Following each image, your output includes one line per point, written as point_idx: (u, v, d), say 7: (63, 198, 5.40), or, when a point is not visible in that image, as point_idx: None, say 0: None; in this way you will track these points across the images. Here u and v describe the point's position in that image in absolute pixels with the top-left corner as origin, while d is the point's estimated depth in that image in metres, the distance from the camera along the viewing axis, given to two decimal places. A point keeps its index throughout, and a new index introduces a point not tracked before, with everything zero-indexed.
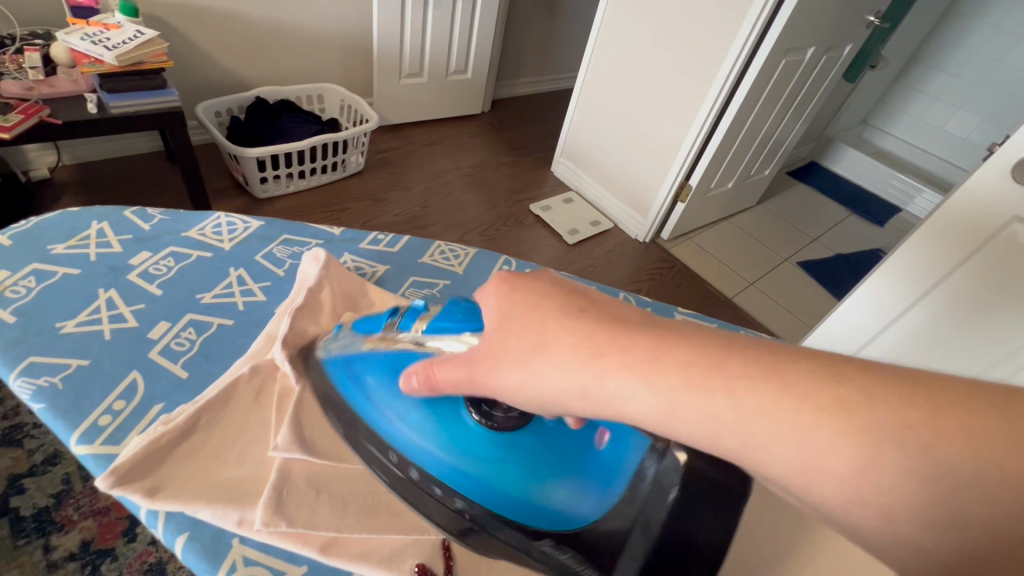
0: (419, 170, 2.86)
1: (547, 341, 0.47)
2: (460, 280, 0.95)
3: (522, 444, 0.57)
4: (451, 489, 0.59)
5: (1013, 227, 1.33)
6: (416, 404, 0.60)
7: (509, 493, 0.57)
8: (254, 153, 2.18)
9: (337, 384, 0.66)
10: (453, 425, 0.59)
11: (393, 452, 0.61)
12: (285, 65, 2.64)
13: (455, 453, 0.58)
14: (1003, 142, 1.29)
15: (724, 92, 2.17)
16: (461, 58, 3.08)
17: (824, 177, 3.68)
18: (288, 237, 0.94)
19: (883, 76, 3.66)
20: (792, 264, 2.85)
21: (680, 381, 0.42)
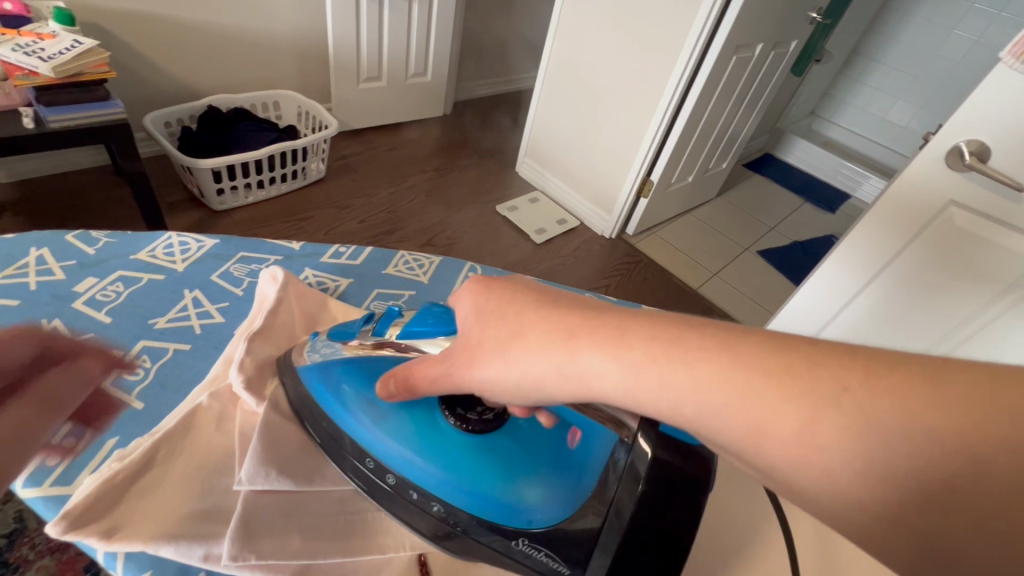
0: (382, 175, 2.82)
1: (524, 329, 0.45)
2: (426, 290, 0.94)
3: (496, 446, 0.60)
4: (429, 494, 0.60)
5: (950, 209, 1.41)
6: (395, 410, 0.64)
7: (482, 497, 0.57)
8: (208, 164, 2.10)
9: (314, 394, 0.69)
10: (430, 431, 0.62)
11: (370, 459, 0.64)
12: (237, 72, 2.56)
13: (430, 453, 0.61)
14: (938, 133, 1.36)
15: (680, 88, 2.22)
16: (420, 61, 3.06)
17: (778, 167, 3.82)
18: (245, 255, 0.92)
19: (828, 69, 3.83)
20: (752, 253, 2.95)
21: (643, 351, 0.40)
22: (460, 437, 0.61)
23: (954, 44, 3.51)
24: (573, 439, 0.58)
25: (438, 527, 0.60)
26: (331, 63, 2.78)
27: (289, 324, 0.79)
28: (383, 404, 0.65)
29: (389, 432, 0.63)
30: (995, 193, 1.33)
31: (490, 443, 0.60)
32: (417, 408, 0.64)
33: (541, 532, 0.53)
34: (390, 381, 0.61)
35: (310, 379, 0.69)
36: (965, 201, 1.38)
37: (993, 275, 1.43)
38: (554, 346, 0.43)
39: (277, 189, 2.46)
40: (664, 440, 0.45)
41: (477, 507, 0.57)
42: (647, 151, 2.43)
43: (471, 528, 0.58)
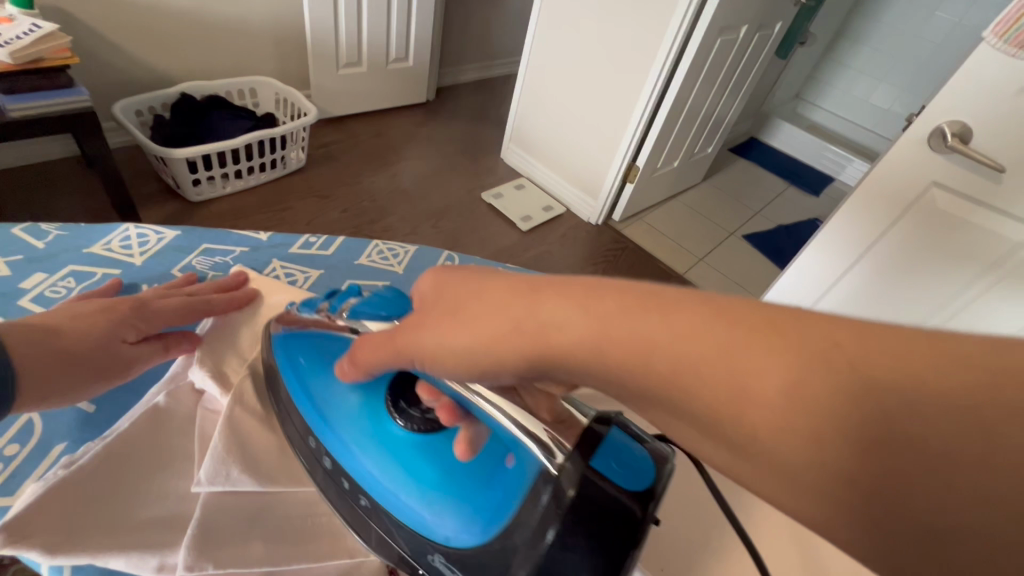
0: (363, 163, 2.76)
1: (485, 288, 0.44)
2: (400, 280, 0.91)
3: (436, 447, 0.57)
4: (358, 486, 0.59)
5: (932, 191, 1.41)
6: (349, 393, 0.64)
7: (403, 499, 0.56)
8: (181, 154, 2.03)
9: (279, 361, 0.69)
10: (376, 422, 0.61)
11: (313, 439, 0.64)
12: (209, 58, 2.47)
13: (368, 446, 0.60)
14: (921, 114, 1.35)
15: (665, 71, 2.19)
16: (400, 45, 2.98)
17: (763, 151, 3.82)
18: (208, 247, 0.88)
19: (813, 52, 3.82)
20: (738, 237, 2.96)
21: (615, 302, 0.38)
22: (402, 432, 0.60)
23: (936, 26, 3.51)
24: (508, 461, 0.51)
25: (361, 523, 0.59)
26: (308, 48, 2.70)
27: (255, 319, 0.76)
28: (340, 385, 0.65)
29: (338, 414, 0.63)
30: (977, 174, 1.33)
31: (426, 446, 0.58)
32: (368, 397, 0.63)
33: (453, 550, 0.51)
34: (346, 360, 0.60)
35: (278, 345, 0.70)
36: (948, 182, 1.37)
37: (972, 256, 1.44)
38: (514, 301, 0.41)
39: (254, 178, 2.40)
40: (592, 472, 0.43)
41: (397, 510, 0.56)
42: (632, 136, 2.41)
43: (389, 530, 0.57)
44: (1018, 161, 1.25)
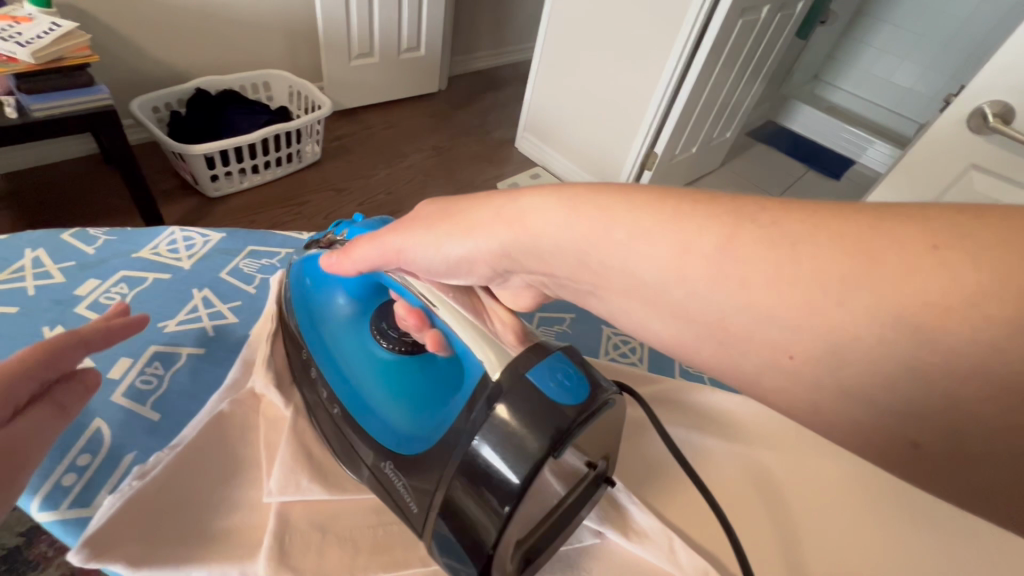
0: (379, 155, 2.74)
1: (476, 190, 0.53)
2: None
3: (409, 372, 0.65)
4: (335, 396, 0.65)
5: (969, 173, 1.36)
6: (348, 316, 0.72)
7: (374, 406, 0.62)
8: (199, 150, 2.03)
9: (291, 282, 0.75)
10: (361, 345, 0.69)
11: (305, 352, 0.70)
12: (223, 52, 2.46)
13: (351, 365, 0.67)
14: (959, 93, 1.30)
15: (684, 55, 2.13)
16: (413, 34, 2.94)
17: (780, 135, 3.74)
18: (253, 249, 0.88)
19: (832, 30, 3.71)
20: None
21: (587, 196, 0.45)
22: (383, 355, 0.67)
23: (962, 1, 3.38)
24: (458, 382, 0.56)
25: (330, 432, 0.64)
26: (320, 40, 2.68)
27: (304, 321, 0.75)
28: (341, 309, 0.73)
29: (330, 335, 0.70)
30: (1018, 155, 1.28)
31: (400, 369, 0.65)
32: (362, 326, 0.71)
33: (402, 452, 0.56)
34: (335, 256, 0.66)
35: (291, 270, 0.76)
36: (986, 163, 1.33)
37: None
38: (499, 194, 0.50)
39: (273, 172, 2.40)
40: (526, 379, 0.48)
41: (364, 415, 0.62)
42: (651, 122, 2.36)
43: (351, 435, 0.61)
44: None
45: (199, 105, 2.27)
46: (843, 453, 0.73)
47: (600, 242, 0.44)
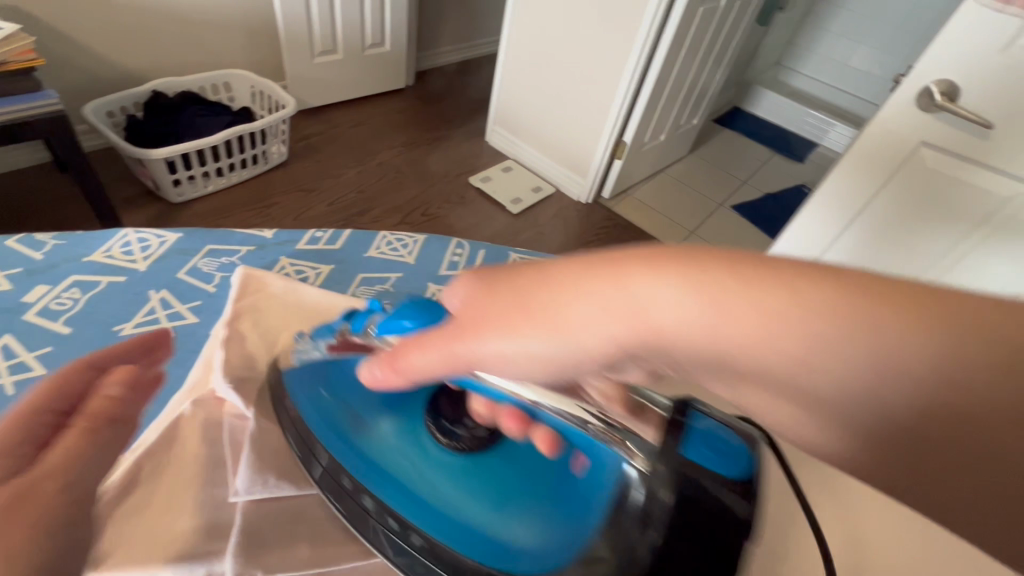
0: (348, 154, 2.70)
1: (550, 274, 0.38)
2: (415, 271, 0.79)
3: (492, 465, 0.63)
4: (411, 523, 0.57)
5: (921, 151, 1.42)
6: (389, 424, 0.67)
7: (472, 519, 0.57)
8: (159, 154, 1.97)
9: (302, 402, 0.65)
10: (421, 446, 0.66)
11: (347, 478, 0.61)
12: (179, 53, 2.38)
13: (422, 475, 0.63)
14: (909, 72, 1.35)
15: (647, 43, 2.16)
16: (377, 29, 2.89)
17: (747, 121, 3.81)
18: (213, 248, 0.84)
19: (792, 17, 3.79)
20: (726, 208, 2.96)
21: (729, 285, 0.33)
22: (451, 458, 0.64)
23: None
24: (576, 466, 0.58)
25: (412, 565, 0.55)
26: (281, 37, 2.62)
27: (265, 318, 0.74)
28: (372, 422, 0.67)
29: (382, 448, 0.65)
30: (967, 133, 1.34)
31: (480, 470, 0.63)
32: (408, 429, 0.67)
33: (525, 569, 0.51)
34: (380, 371, 0.55)
35: (292, 381, 0.67)
36: (936, 141, 1.39)
37: (961, 213, 1.45)
38: (600, 281, 0.36)
39: (238, 175, 2.34)
40: (687, 463, 0.45)
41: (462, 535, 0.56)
42: (619, 111, 2.38)
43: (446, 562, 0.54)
44: (1004, 117, 1.26)
45: (157, 109, 2.20)
46: None
47: (787, 354, 0.33)
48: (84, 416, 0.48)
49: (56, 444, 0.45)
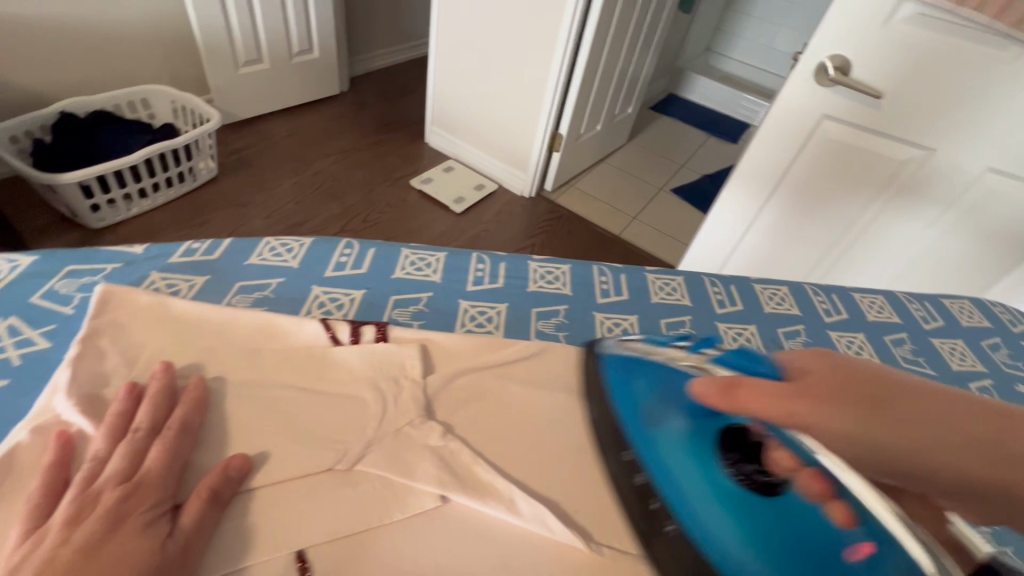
0: (284, 164, 2.56)
1: (876, 393, 0.56)
2: (297, 275, 0.78)
3: (768, 523, 0.49)
4: (670, 514, 0.54)
5: (824, 124, 1.36)
6: (682, 426, 0.59)
7: (723, 549, 0.50)
8: (72, 178, 1.82)
9: (609, 376, 0.67)
10: (702, 463, 0.55)
11: (629, 452, 0.60)
12: (83, 71, 2.14)
13: (685, 488, 0.55)
14: (802, 53, 1.30)
15: (572, 34, 2.18)
16: (303, 35, 2.66)
17: (683, 107, 3.93)
18: (73, 268, 0.72)
19: (717, 4, 3.94)
20: (666, 192, 3.04)
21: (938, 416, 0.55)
22: (726, 484, 0.53)
23: None
24: (857, 553, 0.46)
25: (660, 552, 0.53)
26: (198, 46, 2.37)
27: (134, 317, 0.65)
28: (667, 413, 0.60)
29: (662, 443, 0.58)
30: (862, 102, 1.29)
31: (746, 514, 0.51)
32: (700, 442, 0.57)
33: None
34: (711, 387, 0.56)
35: (608, 361, 0.69)
36: (837, 113, 1.33)
37: (867, 180, 1.42)
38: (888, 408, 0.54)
39: (164, 195, 2.19)
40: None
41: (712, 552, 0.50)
42: (552, 103, 2.40)
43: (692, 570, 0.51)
44: (893, 86, 1.23)
45: (67, 131, 1.98)
46: None
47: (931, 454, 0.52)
48: (204, 485, 0.50)
49: (184, 513, 0.48)
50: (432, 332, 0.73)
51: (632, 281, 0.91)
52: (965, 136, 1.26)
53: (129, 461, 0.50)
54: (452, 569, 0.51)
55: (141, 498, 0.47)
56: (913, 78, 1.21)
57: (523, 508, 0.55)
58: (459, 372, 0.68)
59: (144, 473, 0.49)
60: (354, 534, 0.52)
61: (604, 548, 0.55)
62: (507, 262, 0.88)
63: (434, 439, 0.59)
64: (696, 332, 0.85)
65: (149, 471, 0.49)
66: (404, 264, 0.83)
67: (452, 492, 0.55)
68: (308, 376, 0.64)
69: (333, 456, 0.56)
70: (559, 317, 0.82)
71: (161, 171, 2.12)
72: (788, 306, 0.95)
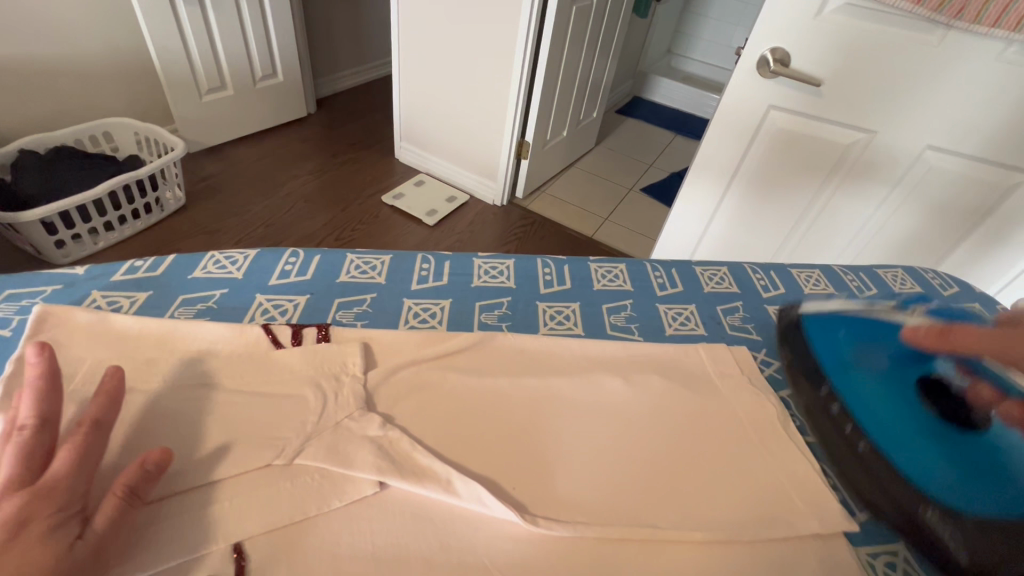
0: (254, 188, 2.47)
1: None
2: (241, 286, 0.80)
3: (961, 445, 0.65)
4: (862, 431, 0.69)
5: (771, 114, 1.40)
6: (879, 371, 0.74)
7: (915, 455, 0.65)
8: (34, 215, 1.68)
9: (807, 329, 0.82)
10: (899, 399, 0.71)
11: (824, 387, 0.75)
12: (39, 105, 2.00)
13: (883, 416, 0.70)
14: (742, 48, 1.34)
15: (529, 45, 2.19)
16: (266, 60, 2.60)
17: (648, 108, 4.02)
18: (11, 292, 0.73)
19: (673, 8, 4.07)
20: (636, 192, 3.10)
21: None
22: (922, 415, 0.68)
23: None
24: None
25: (846, 458, 0.69)
26: (160, 78, 2.27)
27: (70, 333, 0.66)
28: (871, 359, 0.75)
29: (861, 381, 0.74)
30: (805, 91, 1.33)
31: (936, 438, 0.66)
32: (898, 384, 0.72)
33: (948, 507, 0.60)
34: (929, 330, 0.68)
35: (808, 319, 0.84)
36: (783, 103, 1.37)
37: (816, 166, 1.45)
38: None
39: (131, 228, 2.06)
40: None
41: (898, 457, 0.65)
42: (515, 112, 2.41)
43: (878, 475, 0.65)
44: (831, 72, 1.27)
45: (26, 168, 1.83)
46: (662, 366, 0.78)
47: None
48: (121, 483, 0.48)
49: (97, 514, 0.47)
50: (375, 330, 0.75)
51: (576, 271, 0.94)
52: (908, 116, 1.27)
53: (22, 466, 0.46)
54: (389, 548, 0.53)
55: (47, 503, 0.45)
56: (849, 64, 1.24)
57: (460, 489, 0.57)
58: (400, 365, 0.70)
59: (49, 476, 0.46)
60: (292, 525, 0.53)
61: (539, 519, 0.57)
62: (452, 261, 0.90)
63: (373, 429, 0.61)
64: (637, 314, 0.88)
65: (55, 475, 0.47)
66: (349, 268, 0.86)
67: (388, 477, 0.56)
68: (247, 379, 0.65)
69: (272, 452, 0.57)
70: (503, 309, 0.84)
71: (128, 203, 2.00)
72: (727, 284, 0.99)
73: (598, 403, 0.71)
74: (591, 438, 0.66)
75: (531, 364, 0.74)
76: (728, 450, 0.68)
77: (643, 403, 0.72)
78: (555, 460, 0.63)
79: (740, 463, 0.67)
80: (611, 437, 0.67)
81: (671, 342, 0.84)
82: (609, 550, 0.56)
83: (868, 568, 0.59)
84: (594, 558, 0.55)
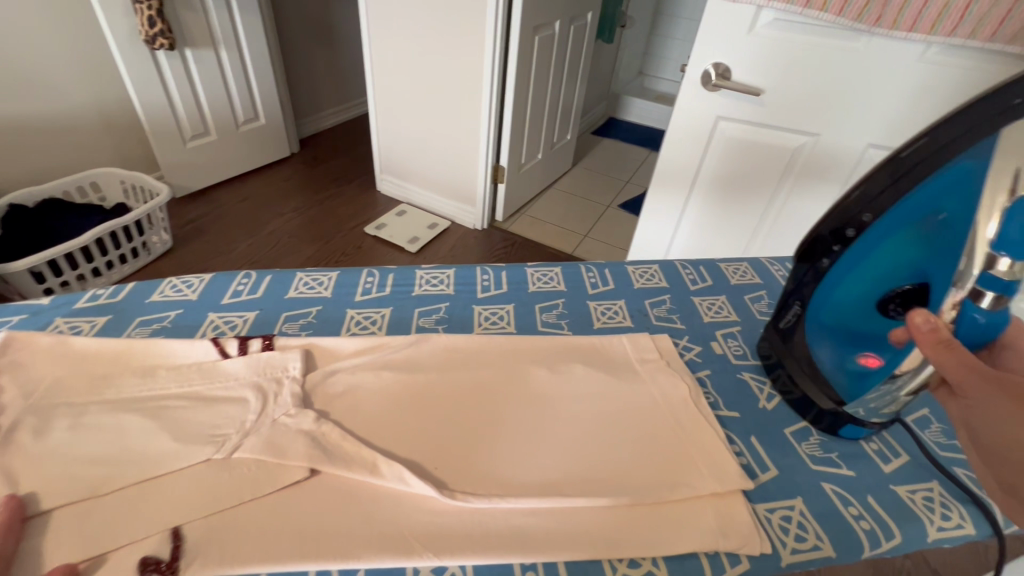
0: (237, 227, 2.55)
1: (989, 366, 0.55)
2: (195, 306, 0.87)
3: (867, 316, 0.71)
4: (836, 255, 0.73)
5: (720, 124, 1.47)
6: (902, 241, 0.65)
7: (834, 287, 0.74)
8: (21, 265, 1.75)
9: (947, 168, 0.59)
10: (883, 265, 0.68)
11: (869, 215, 0.68)
12: (27, 159, 2.09)
13: (854, 271, 0.71)
14: (686, 65, 1.42)
15: (496, 75, 2.31)
16: (247, 105, 2.72)
17: (623, 128, 4.17)
18: None
19: (640, 32, 4.26)
20: (614, 208, 3.20)
21: None
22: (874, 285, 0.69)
23: None
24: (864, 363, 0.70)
25: (813, 255, 0.76)
26: (145, 128, 2.37)
27: (33, 356, 0.72)
28: (924, 229, 0.63)
29: (888, 231, 0.66)
30: (746, 101, 1.41)
31: (861, 307, 0.71)
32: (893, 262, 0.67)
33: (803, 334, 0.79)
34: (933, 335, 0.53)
35: (956, 164, 0.58)
36: (729, 114, 1.44)
37: (767, 171, 1.52)
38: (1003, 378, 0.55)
39: (120, 272, 2.10)
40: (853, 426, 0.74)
41: (826, 286, 0.75)
42: (488, 139, 2.51)
43: (808, 279, 0.77)
44: (771, 81, 1.34)
45: (16, 222, 1.91)
46: (590, 356, 0.85)
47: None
48: None
49: None
50: (317, 338, 0.81)
51: (513, 276, 1.01)
52: (848, 118, 1.34)
53: None
54: (322, 528, 0.58)
55: None
56: (782, 75, 1.32)
57: (386, 470, 0.63)
58: (339, 368, 0.76)
59: None
60: (226, 509, 0.59)
61: (456, 493, 0.62)
62: (396, 275, 0.97)
63: (309, 424, 0.67)
64: (568, 311, 0.95)
65: None
66: (297, 285, 0.93)
67: (320, 465, 0.62)
68: (196, 386, 0.71)
69: (212, 447, 0.63)
70: (441, 313, 0.91)
71: (114, 248, 2.06)
72: (657, 280, 1.05)
73: (527, 392, 0.77)
74: (519, 425, 0.72)
75: (463, 360, 0.81)
76: (639, 426, 0.73)
77: (566, 390, 0.78)
78: (480, 444, 0.69)
79: (651, 436, 0.72)
80: (540, 422, 0.73)
81: (598, 333, 0.91)
82: (521, 517, 0.62)
83: (763, 520, 0.65)
84: (506, 525, 0.61)
